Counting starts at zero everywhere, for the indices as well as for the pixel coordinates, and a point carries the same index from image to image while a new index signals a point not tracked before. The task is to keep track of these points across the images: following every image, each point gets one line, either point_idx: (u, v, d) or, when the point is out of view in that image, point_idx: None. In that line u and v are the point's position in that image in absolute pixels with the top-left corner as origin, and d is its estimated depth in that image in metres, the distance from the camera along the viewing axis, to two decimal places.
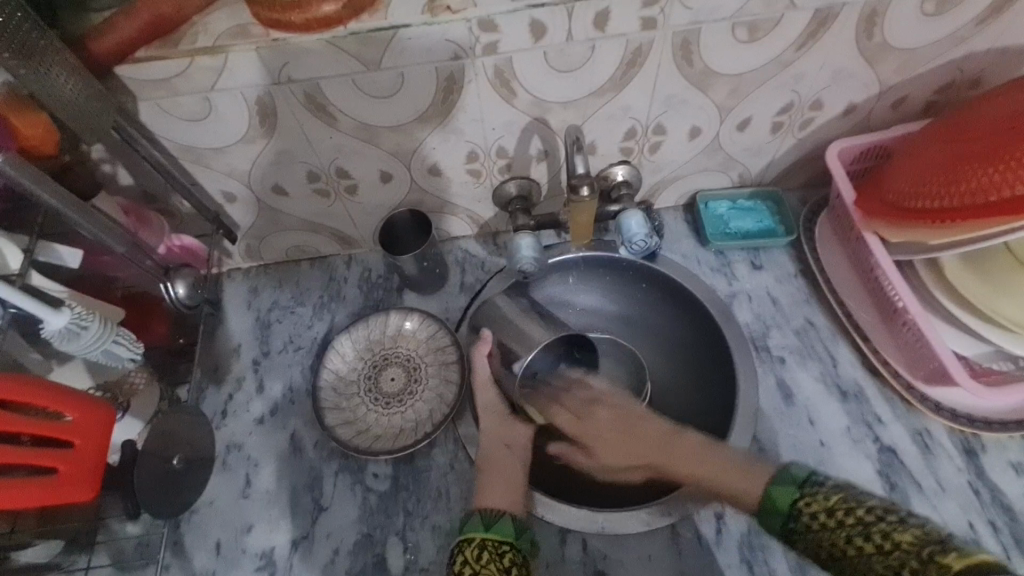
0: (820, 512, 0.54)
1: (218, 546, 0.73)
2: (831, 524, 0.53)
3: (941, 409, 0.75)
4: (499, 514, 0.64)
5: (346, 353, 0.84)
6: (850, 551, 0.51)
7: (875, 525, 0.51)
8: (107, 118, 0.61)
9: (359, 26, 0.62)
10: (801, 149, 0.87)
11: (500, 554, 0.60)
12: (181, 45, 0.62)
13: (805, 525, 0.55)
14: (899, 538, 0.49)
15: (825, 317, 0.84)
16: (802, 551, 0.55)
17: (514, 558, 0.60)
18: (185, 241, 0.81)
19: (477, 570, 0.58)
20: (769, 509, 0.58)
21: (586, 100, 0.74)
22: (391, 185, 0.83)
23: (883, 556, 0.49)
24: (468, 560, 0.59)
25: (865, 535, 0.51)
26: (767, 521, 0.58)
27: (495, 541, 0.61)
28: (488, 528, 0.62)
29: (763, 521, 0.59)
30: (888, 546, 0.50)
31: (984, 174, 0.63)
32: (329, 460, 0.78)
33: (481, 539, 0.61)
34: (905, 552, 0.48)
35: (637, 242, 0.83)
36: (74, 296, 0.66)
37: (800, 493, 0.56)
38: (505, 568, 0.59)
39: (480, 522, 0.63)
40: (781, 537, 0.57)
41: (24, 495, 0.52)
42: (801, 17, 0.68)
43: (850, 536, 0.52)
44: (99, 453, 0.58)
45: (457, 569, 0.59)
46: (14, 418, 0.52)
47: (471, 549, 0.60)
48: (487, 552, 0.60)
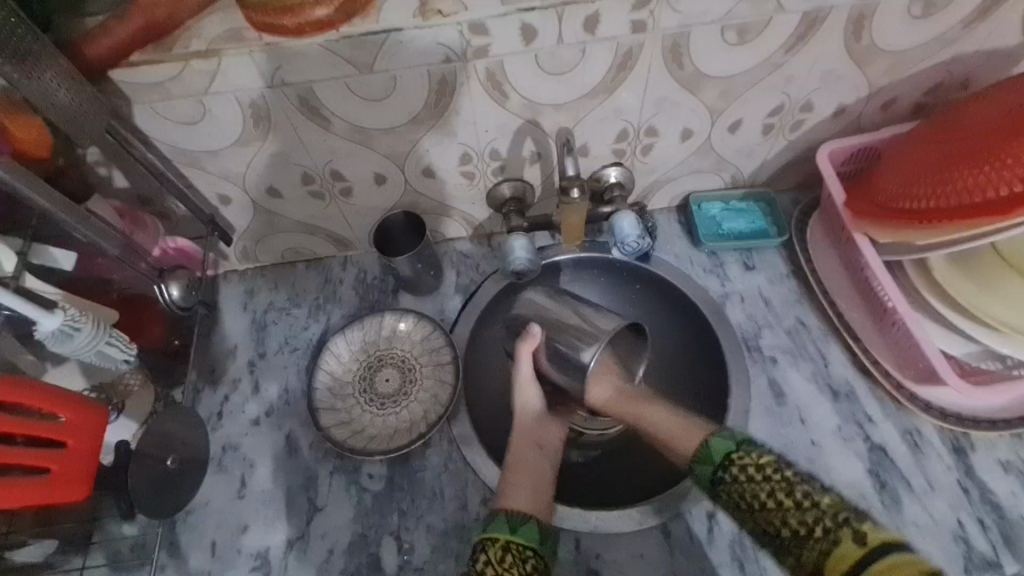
0: (750, 466, 0.63)
1: (214, 546, 0.74)
2: (757, 478, 0.62)
3: (931, 407, 0.76)
4: (525, 516, 0.64)
5: (341, 354, 0.85)
6: (769, 502, 0.61)
7: (798, 485, 0.61)
8: (101, 122, 0.62)
9: (351, 30, 0.63)
10: (793, 150, 0.88)
11: (523, 559, 0.61)
12: (174, 49, 0.63)
13: (732, 476, 0.64)
14: (819, 499, 0.60)
15: (816, 317, 0.84)
16: (722, 499, 0.65)
17: (536, 564, 0.61)
18: (179, 243, 0.81)
19: None
20: (702, 458, 0.66)
21: (577, 102, 0.75)
22: (385, 188, 0.83)
23: (799, 511, 0.60)
24: (492, 561, 0.60)
25: (787, 492, 0.61)
26: (697, 468, 0.67)
27: (520, 546, 0.62)
28: (514, 531, 0.63)
29: (696, 470, 0.67)
30: (807, 504, 0.60)
31: (973, 174, 0.64)
32: (324, 461, 0.78)
33: (505, 541, 0.62)
34: (821, 511, 0.59)
35: (629, 243, 0.85)
36: (67, 297, 0.66)
37: (735, 448, 0.65)
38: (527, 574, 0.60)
39: (506, 523, 0.63)
40: (703, 480, 0.66)
41: (14, 493, 0.53)
42: (789, 19, 0.68)
43: (773, 491, 0.61)
44: (91, 454, 0.59)
45: (479, 569, 0.60)
46: (6, 420, 0.53)
47: (494, 550, 0.61)
48: (510, 555, 0.61)
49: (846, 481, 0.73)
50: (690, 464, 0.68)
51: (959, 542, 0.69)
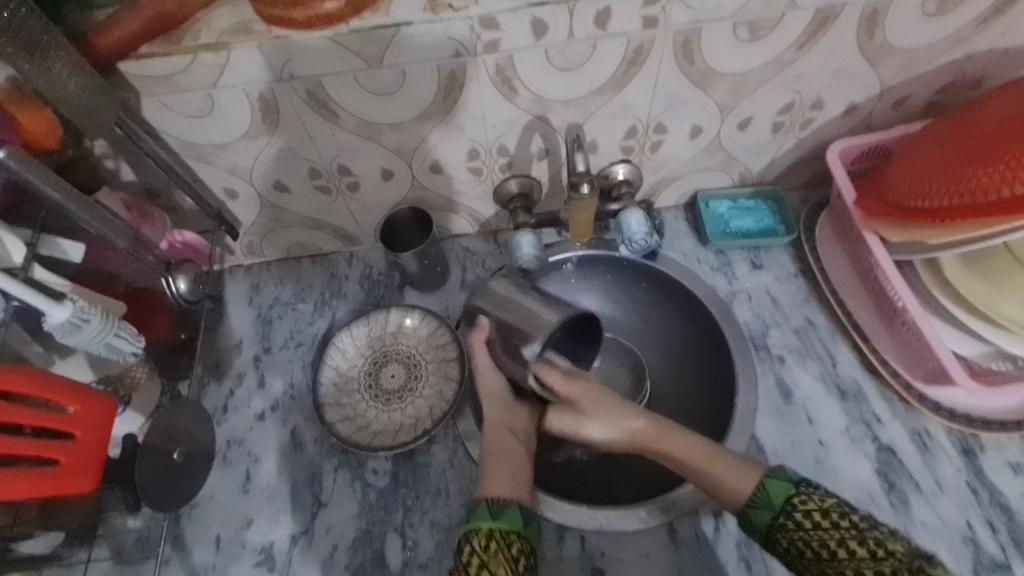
0: (814, 511, 0.56)
1: (218, 540, 0.74)
2: (824, 525, 0.55)
3: (940, 408, 0.75)
4: (507, 501, 0.63)
5: (347, 349, 0.84)
6: (840, 552, 0.54)
7: (869, 532, 0.54)
8: (111, 113, 0.61)
9: (361, 24, 0.63)
10: (802, 148, 0.87)
11: (507, 543, 0.60)
12: (184, 41, 0.63)
13: (795, 522, 0.57)
14: (892, 547, 0.53)
15: (824, 316, 0.84)
16: (781, 547, 0.57)
17: (522, 548, 0.60)
18: (186, 237, 0.82)
19: (486, 562, 0.58)
20: (760, 502, 0.59)
21: (587, 98, 0.74)
22: (392, 183, 0.83)
23: (874, 562, 0.52)
24: (476, 550, 0.59)
25: (858, 540, 0.54)
26: (751, 513, 0.60)
27: (503, 531, 0.61)
28: (495, 518, 0.62)
29: (749, 515, 0.60)
30: (882, 553, 0.53)
31: (987, 173, 0.63)
32: (329, 456, 0.78)
33: (488, 529, 0.60)
34: (898, 561, 0.52)
35: (637, 241, 0.85)
36: (77, 289, 0.66)
37: (796, 491, 0.58)
38: (513, 559, 0.59)
39: (487, 511, 0.62)
40: (760, 528, 0.59)
41: (24, 485, 0.53)
42: (802, 16, 0.68)
43: (845, 539, 0.54)
44: (99, 446, 0.59)
45: (465, 560, 0.59)
46: (15, 410, 0.53)
47: (478, 538, 0.60)
48: (495, 543, 0.59)
49: (854, 482, 0.72)
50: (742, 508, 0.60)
51: (968, 544, 0.68)
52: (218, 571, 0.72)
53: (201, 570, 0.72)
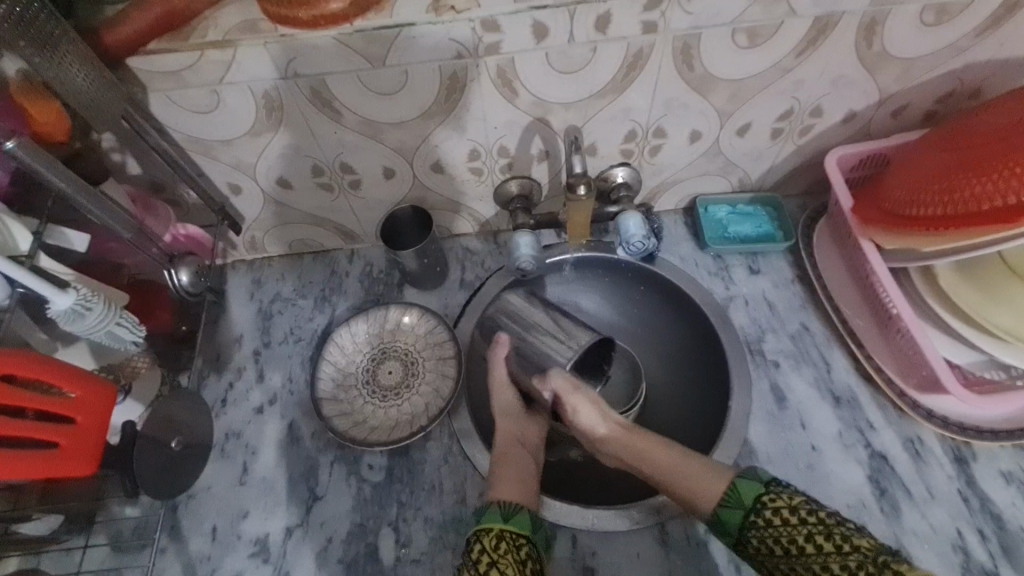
0: (782, 508, 0.58)
1: (214, 531, 0.75)
2: (792, 521, 0.57)
3: (934, 416, 0.75)
4: (518, 506, 0.65)
5: (345, 345, 0.85)
6: (807, 548, 0.56)
7: (836, 527, 0.56)
8: (117, 107, 0.62)
9: (365, 24, 0.64)
10: (801, 155, 0.88)
11: (516, 545, 0.62)
12: (190, 39, 0.64)
13: (764, 520, 0.59)
14: (858, 542, 0.54)
15: (820, 323, 0.84)
16: (753, 547, 0.59)
17: (530, 552, 0.62)
18: (190, 230, 0.82)
19: (497, 559, 0.59)
20: (731, 502, 0.61)
21: (587, 101, 0.75)
22: (393, 182, 0.84)
23: (840, 557, 0.54)
24: (487, 549, 0.61)
25: (825, 535, 0.56)
26: (723, 513, 0.61)
27: (514, 533, 0.63)
28: (506, 520, 0.63)
29: (721, 516, 0.62)
30: (847, 548, 0.54)
31: (980, 182, 0.64)
32: (325, 450, 0.79)
33: (499, 529, 0.62)
34: (862, 555, 0.54)
35: (635, 243, 0.84)
36: (80, 279, 0.67)
37: (765, 490, 0.60)
38: (522, 560, 0.60)
39: (499, 513, 0.64)
40: (732, 526, 0.61)
41: (32, 466, 0.54)
42: (801, 24, 0.68)
43: (811, 534, 0.56)
44: (98, 432, 0.60)
45: (475, 557, 0.60)
46: (19, 392, 0.54)
47: (489, 538, 0.62)
48: (504, 543, 0.61)
49: (846, 488, 0.73)
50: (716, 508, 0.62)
51: (958, 551, 0.68)
52: (213, 561, 0.73)
53: (197, 561, 0.73)
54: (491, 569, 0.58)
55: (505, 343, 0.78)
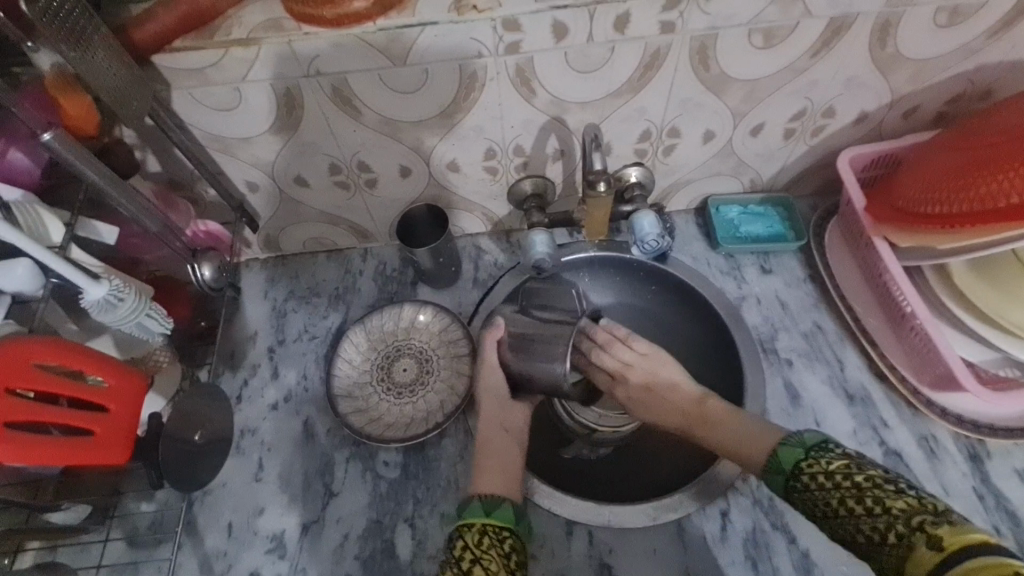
0: (819, 473, 0.57)
1: (231, 527, 0.75)
2: (827, 485, 0.56)
3: (947, 413, 0.76)
4: (500, 500, 0.65)
5: (360, 343, 0.86)
6: (841, 510, 0.54)
7: (869, 490, 0.54)
8: (144, 105, 0.63)
9: (388, 23, 0.64)
10: (812, 155, 0.89)
11: (499, 539, 0.61)
12: (216, 36, 0.64)
13: (803, 484, 0.58)
14: (890, 504, 0.52)
15: (832, 322, 0.85)
16: (798, 508, 0.58)
17: (513, 544, 0.62)
18: (210, 227, 0.83)
19: (478, 556, 0.59)
20: (772, 466, 0.61)
21: (603, 100, 0.76)
22: (409, 180, 0.85)
23: (872, 519, 0.52)
24: (469, 545, 0.60)
25: (857, 499, 0.54)
26: (768, 479, 0.62)
27: (496, 527, 0.62)
28: (488, 515, 0.63)
29: (767, 482, 0.62)
30: (879, 510, 0.52)
31: (991, 182, 0.65)
32: (341, 447, 0.79)
33: (481, 524, 0.62)
34: (893, 517, 0.51)
35: (649, 242, 0.85)
36: (109, 271, 0.67)
37: (804, 455, 0.59)
38: (506, 555, 0.60)
39: (480, 508, 0.64)
40: (777, 489, 0.61)
41: (66, 453, 0.56)
42: (816, 24, 0.69)
43: (844, 498, 0.54)
44: (130, 419, 0.62)
45: (457, 554, 0.60)
46: (58, 380, 0.56)
47: (471, 533, 0.61)
48: (487, 537, 0.61)
49: None
50: (760, 473, 0.63)
51: None
52: (230, 557, 0.73)
53: (213, 556, 0.73)
54: (474, 566, 0.58)
55: (500, 326, 0.78)
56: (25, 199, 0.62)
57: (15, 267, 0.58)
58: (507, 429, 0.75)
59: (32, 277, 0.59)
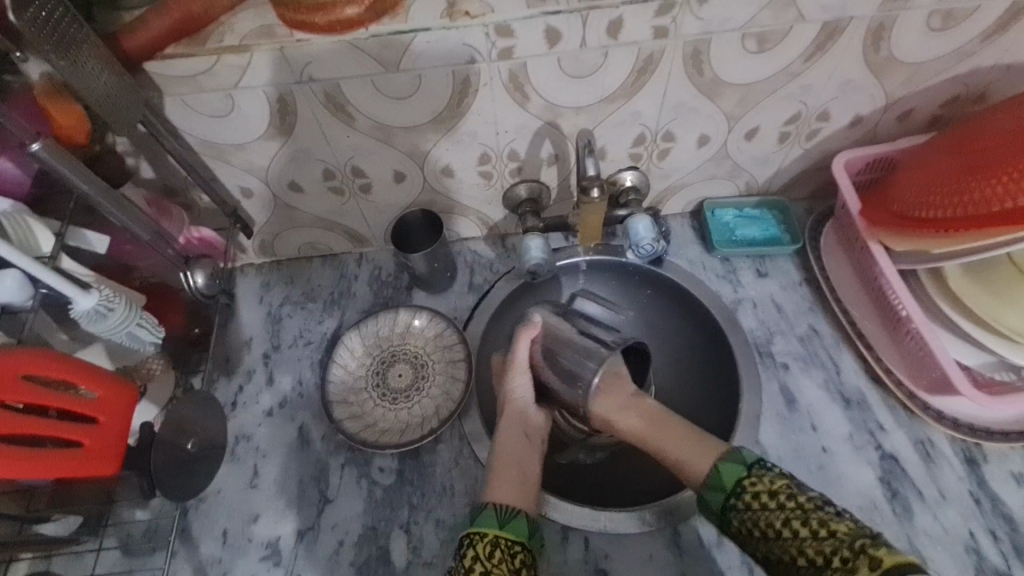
0: (762, 493, 0.59)
1: (225, 534, 0.75)
2: (770, 505, 0.58)
3: (944, 417, 0.76)
4: (514, 511, 0.64)
5: (355, 349, 0.85)
6: (784, 532, 0.56)
7: (813, 512, 0.56)
8: (134, 111, 0.62)
9: (381, 29, 0.64)
10: (807, 158, 0.89)
11: (511, 554, 0.60)
12: (208, 43, 0.64)
13: (744, 503, 0.59)
14: (834, 527, 0.55)
15: (828, 325, 0.85)
16: (734, 527, 0.60)
17: (524, 559, 0.60)
18: (203, 233, 0.84)
19: (489, 568, 0.58)
20: (713, 485, 0.62)
21: (597, 105, 0.76)
22: (403, 185, 0.85)
23: (816, 542, 0.55)
24: (480, 556, 0.59)
25: (802, 520, 0.56)
26: (707, 495, 0.62)
27: (508, 540, 0.61)
28: (502, 526, 0.62)
29: (706, 496, 0.63)
30: (823, 533, 0.55)
31: (984, 187, 0.65)
32: (336, 453, 0.79)
33: (494, 536, 0.61)
34: (838, 540, 0.54)
35: (644, 246, 0.86)
36: (100, 280, 0.67)
37: (746, 474, 0.61)
38: (516, 570, 0.59)
39: (494, 518, 0.63)
40: (716, 509, 0.62)
41: (56, 465, 0.56)
42: (809, 29, 0.69)
43: (788, 519, 0.56)
44: (119, 429, 0.62)
45: (467, 564, 0.59)
46: (49, 392, 0.56)
47: (482, 544, 0.60)
48: (499, 550, 0.60)
49: (856, 489, 0.73)
50: (700, 490, 0.63)
51: (971, 553, 0.69)
52: (225, 565, 0.73)
53: (208, 564, 0.73)
54: None
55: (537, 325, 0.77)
56: (15, 208, 0.62)
57: (4, 277, 0.57)
58: (528, 434, 0.74)
59: (21, 287, 0.58)
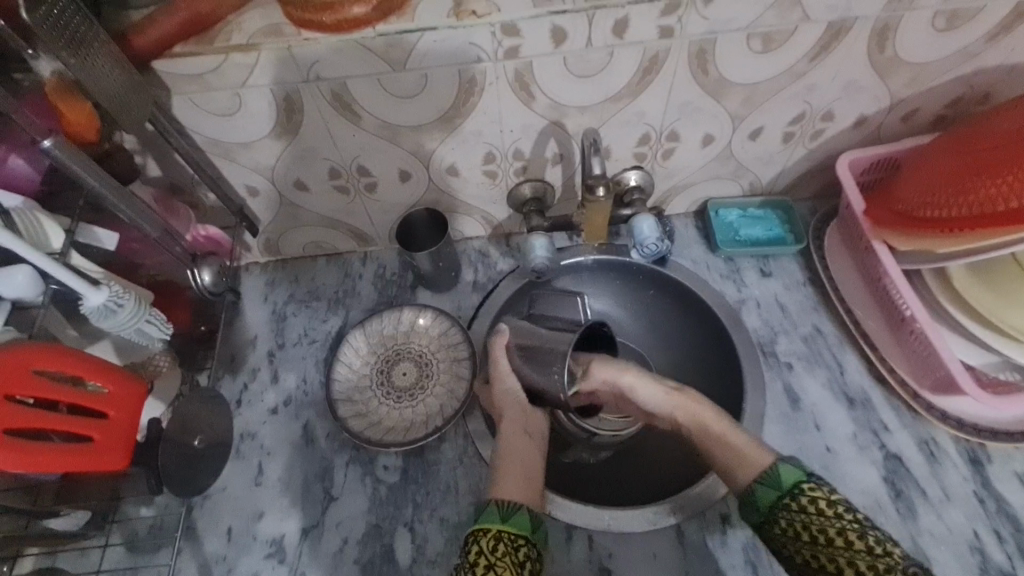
0: (821, 501, 0.58)
1: (230, 531, 0.75)
2: (828, 514, 0.57)
3: (948, 418, 0.76)
4: (517, 506, 0.63)
5: (360, 348, 0.85)
6: (836, 541, 0.56)
7: (871, 530, 0.56)
8: (145, 108, 0.63)
9: (388, 28, 0.65)
10: (811, 159, 0.89)
11: (516, 547, 0.60)
12: (216, 42, 0.65)
13: (799, 505, 0.59)
14: (890, 548, 0.55)
15: (832, 325, 0.85)
16: (778, 527, 0.59)
17: (529, 554, 0.60)
18: (209, 231, 0.83)
19: (494, 563, 0.58)
20: (769, 480, 0.61)
21: (602, 105, 0.76)
22: (409, 184, 0.85)
23: (869, 557, 0.55)
24: (485, 551, 0.59)
25: (858, 534, 0.56)
26: (758, 490, 0.62)
27: (512, 534, 0.61)
28: (505, 521, 0.62)
29: (753, 492, 0.62)
30: (879, 551, 0.55)
31: (988, 186, 0.65)
32: (340, 452, 0.79)
33: (497, 531, 0.61)
34: (893, 561, 0.54)
35: (648, 246, 0.86)
36: (109, 276, 0.67)
37: (807, 479, 0.60)
38: (520, 563, 0.59)
39: (497, 513, 0.62)
40: (761, 506, 0.61)
41: (65, 460, 0.56)
42: (813, 29, 0.69)
43: (844, 530, 0.56)
44: (129, 425, 0.62)
45: (472, 559, 0.58)
46: (60, 388, 0.56)
47: (486, 539, 0.60)
48: (502, 545, 0.60)
49: (859, 488, 0.73)
50: (749, 484, 0.62)
51: (975, 553, 0.69)
52: (230, 562, 0.73)
53: (213, 561, 0.73)
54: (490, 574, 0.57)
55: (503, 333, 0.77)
56: (27, 205, 0.62)
57: (16, 273, 0.58)
58: (534, 434, 0.74)
59: (32, 283, 0.59)
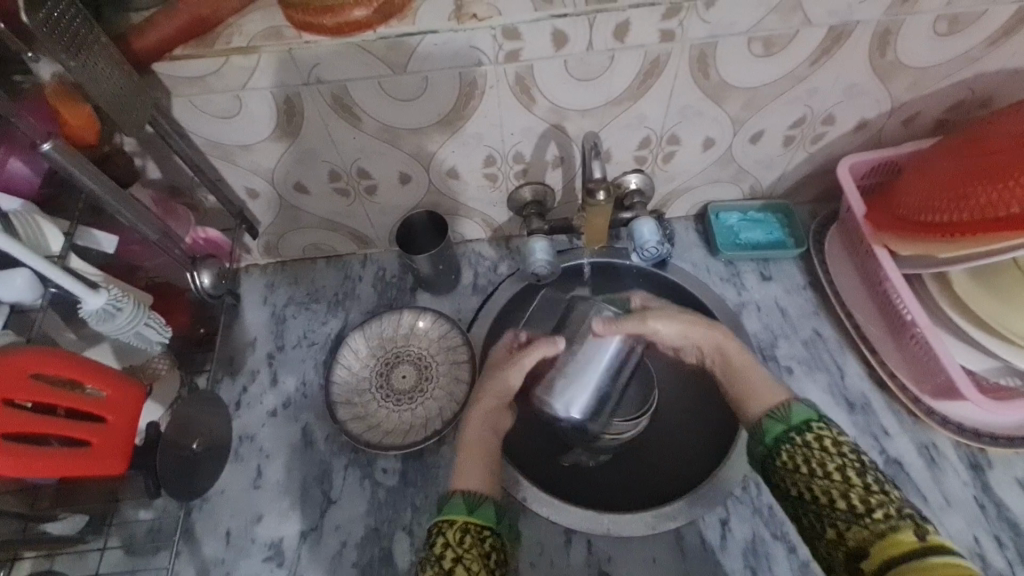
0: (826, 438, 0.60)
1: (229, 534, 0.75)
2: (830, 449, 0.59)
3: (949, 422, 0.76)
4: (483, 496, 0.64)
5: (359, 350, 0.85)
6: (835, 475, 0.58)
7: (870, 471, 0.58)
8: (144, 111, 0.63)
9: (389, 31, 0.64)
10: (812, 162, 0.89)
11: (482, 538, 0.61)
12: (216, 45, 0.64)
13: (805, 438, 0.61)
14: (887, 489, 0.56)
15: (833, 329, 0.85)
16: (779, 458, 0.62)
17: (494, 543, 0.61)
18: (209, 233, 0.83)
19: (461, 554, 0.58)
20: (778, 415, 0.64)
21: (603, 108, 0.76)
22: (409, 187, 0.85)
23: (865, 492, 0.56)
24: (451, 543, 0.59)
25: (857, 471, 0.58)
26: (767, 423, 0.65)
27: (478, 525, 0.61)
28: (472, 512, 0.62)
29: (762, 425, 0.65)
30: (875, 489, 0.56)
31: (988, 190, 0.65)
32: (339, 455, 0.79)
33: (464, 522, 0.61)
34: (887, 498, 0.55)
35: (648, 249, 0.86)
36: (108, 280, 0.67)
37: (816, 418, 0.63)
38: (486, 553, 0.59)
39: (463, 503, 0.63)
40: (767, 434, 0.64)
41: (61, 464, 0.56)
42: (815, 34, 0.69)
43: (845, 466, 0.58)
44: (127, 429, 0.62)
45: (439, 551, 0.59)
46: (58, 391, 0.56)
47: (453, 531, 0.60)
48: (469, 536, 0.60)
49: None
50: (760, 416, 0.66)
51: (975, 558, 0.69)
52: (228, 565, 0.73)
53: (212, 563, 0.73)
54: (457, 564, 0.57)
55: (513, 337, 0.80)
56: (26, 208, 0.62)
57: (15, 276, 0.59)
58: None
59: (31, 286, 0.60)
